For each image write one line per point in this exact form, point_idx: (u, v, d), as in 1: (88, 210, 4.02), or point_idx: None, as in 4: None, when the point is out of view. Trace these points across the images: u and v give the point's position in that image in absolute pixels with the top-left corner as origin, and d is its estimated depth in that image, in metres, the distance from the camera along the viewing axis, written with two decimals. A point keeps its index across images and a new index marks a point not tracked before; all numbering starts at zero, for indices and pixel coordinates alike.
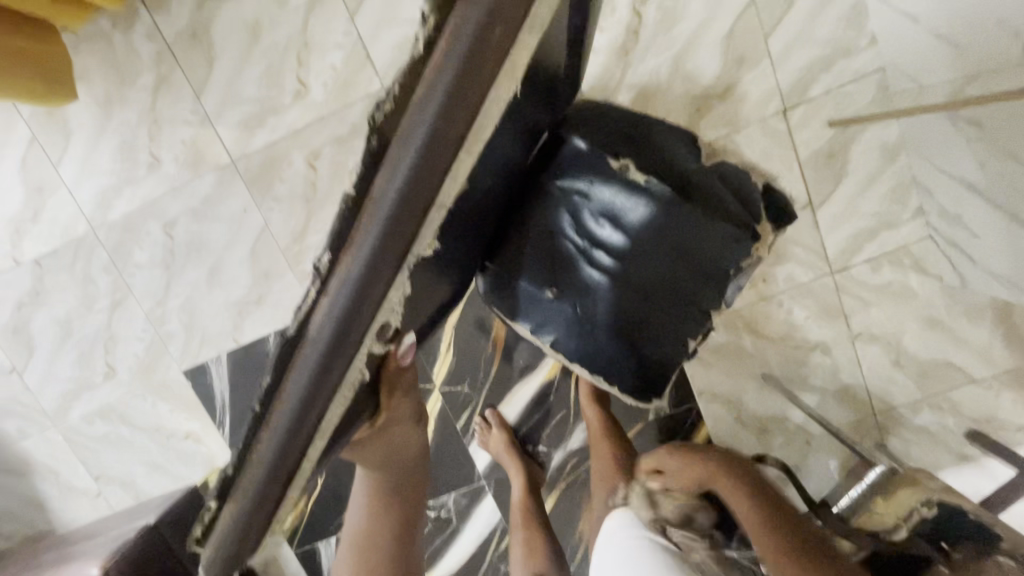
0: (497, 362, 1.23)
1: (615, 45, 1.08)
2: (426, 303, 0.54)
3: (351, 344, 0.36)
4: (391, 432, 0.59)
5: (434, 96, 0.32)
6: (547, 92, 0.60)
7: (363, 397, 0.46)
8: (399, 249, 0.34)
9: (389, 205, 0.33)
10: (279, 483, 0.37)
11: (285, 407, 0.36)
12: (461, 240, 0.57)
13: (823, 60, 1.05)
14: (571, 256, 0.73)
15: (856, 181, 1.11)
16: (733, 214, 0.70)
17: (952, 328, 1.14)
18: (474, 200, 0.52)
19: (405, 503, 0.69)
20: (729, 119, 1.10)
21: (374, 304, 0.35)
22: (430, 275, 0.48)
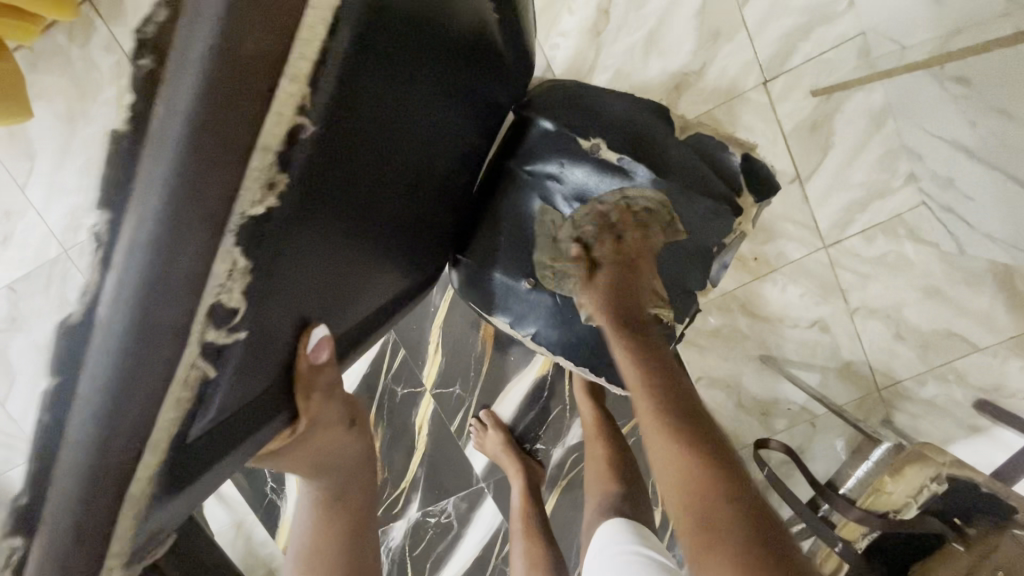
0: (488, 360, 1.20)
1: (587, 25, 1.05)
2: (353, 284, 0.51)
3: (164, 326, 0.32)
4: (316, 437, 0.58)
5: (206, 22, 0.28)
6: (488, 62, 0.57)
7: (253, 391, 0.42)
8: (197, 206, 0.30)
9: (172, 155, 0.29)
10: (109, 493, 0.33)
11: (83, 403, 0.31)
12: (398, 223, 0.54)
13: (801, 28, 1.02)
14: (546, 245, 0.70)
15: (843, 151, 1.08)
16: (709, 185, 0.69)
17: (953, 297, 1.10)
18: (399, 173, 0.49)
19: (354, 511, 0.67)
20: (709, 95, 1.07)
21: (186, 275, 0.31)
22: (338, 249, 0.45)
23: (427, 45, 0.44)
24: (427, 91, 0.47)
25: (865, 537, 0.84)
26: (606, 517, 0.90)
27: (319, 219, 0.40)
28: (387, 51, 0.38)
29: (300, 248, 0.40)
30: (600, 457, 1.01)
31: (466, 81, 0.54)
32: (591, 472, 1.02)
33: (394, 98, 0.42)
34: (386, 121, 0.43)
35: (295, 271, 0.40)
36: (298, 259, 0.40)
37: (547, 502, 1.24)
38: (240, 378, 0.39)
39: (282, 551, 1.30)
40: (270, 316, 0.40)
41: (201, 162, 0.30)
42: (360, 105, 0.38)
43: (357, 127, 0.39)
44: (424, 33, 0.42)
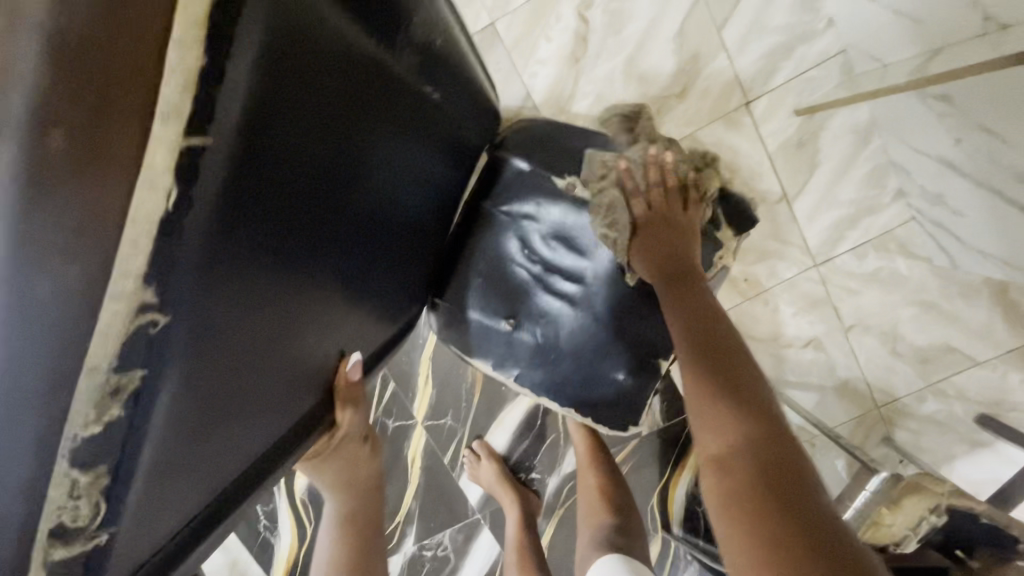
0: (479, 389, 1.19)
1: (565, 52, 1.04)
2: (300, 337, 0.50)
3: (31, 419, 0.32)
4: (343, 446, 0.66)
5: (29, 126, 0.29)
6: (447, 111, 0.57)
7: (192, 452, 0.42)
8: (49, 303, 0.31)
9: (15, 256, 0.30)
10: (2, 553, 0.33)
11: None
12: (354, 270, 0.53)
13: (782, 47, 1.01)
14: (526, 286, 0.69)
15: (829, 169, 1.07)
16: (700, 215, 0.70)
17: (949, 310, 1.08)
18: (341, 215, 0.48)
19: (363, 535, 0.71)
20: (691, 117, 1.06)
21: (45, 365, 0.32)
22: (275, 305, 0.44)
23: (351, 85, 0.43)
24: (361, 129, 0.47)
25: None
26: (600, 554, 0.88)
27: (244, 275, 0.40)
28: (294, 94, 0.38)
29: (232, 312, 0.40)
30: (593, 488, 0.98)
31: (415, 129, 0.53)
32: (584, 506, 0.99)
33: (317, 138, 0.42)
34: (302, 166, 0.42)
35: (225, 334, 0.40)
36: (225, 322, 0.40)
37: (544, 532, 1.21)
38: (157, 464, 0.39)
39: None
40: (200, 391, 0.40)
41: (50, 256, 0.31)
42: (267, 151, 0.38)
43: (268, 172, 0.39)
44: (342, 73, 0.42)
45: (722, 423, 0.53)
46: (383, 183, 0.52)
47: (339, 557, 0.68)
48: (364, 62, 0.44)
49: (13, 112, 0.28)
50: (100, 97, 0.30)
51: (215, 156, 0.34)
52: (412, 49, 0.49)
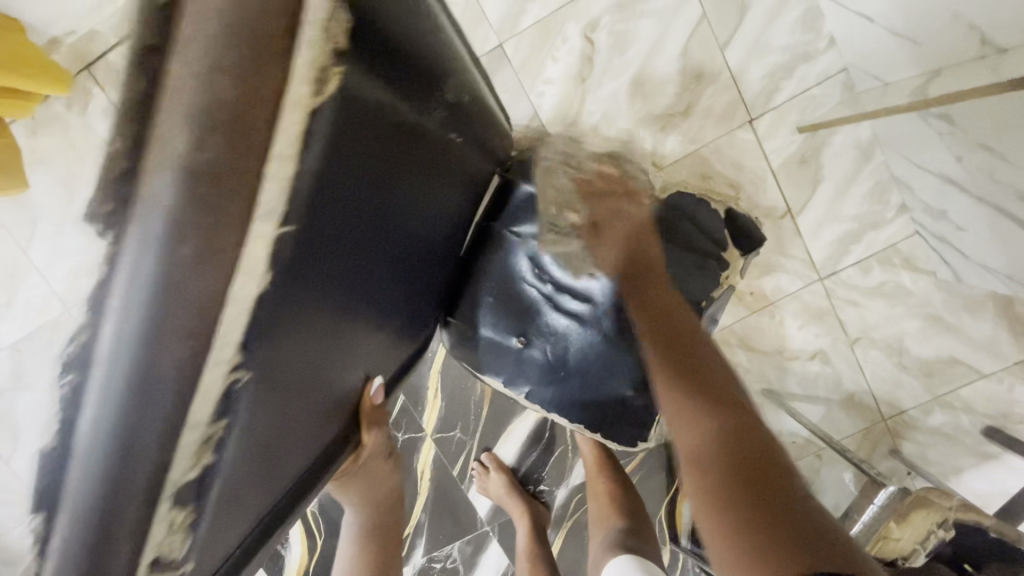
0: (488, 402, 1.20)
1: (571, 72, 1.07)
2: (338, 374, 0.50)
3: (130, 496, 0.32)
4: (370, 464, 0.68)
5: (159, 194, 0.30)
6: (468, 147, 0.59)
7: (253, 481, 0.43)
8: (157, 382, 0.32)
9: (137, 313, 0.30)
10: None
11: (61, 530, 0.31)
12: (386, 304, 0.54)
13: (784, 67, 1.04)
14: (536, 304, 0.71)
15: (833, 184, 1.08)
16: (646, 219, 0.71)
17: (953, 323, 1.09)
18: (381, 257, 0.50)
19: (385, 547, 0.72)
20: (696, 134, 1.08)
21: (153, 441, 0.32)
22: (331, 333, 0.46)
23: (398, 140, 0.45)
24: (409, 172, 0.49)
25: None
26: (614, 555, 0.86)
27: (300, 321, 0.41)
28: (355, 154, 0.40)
29: (290, 356, 0.41)
30: (602, 493, 1.00)
31: (442, 168, 0.55)
32: (593, 512, 1.00)
33: (370, 190, 0.44)
34: (367, 206, 0.44)
35: (286, 366, 0.41)
36: (280, 366, 0.40)
37: (553, 544, 1.22)
38: (217, 512, 0.39)
39: None
40: (257, 435, 0.41)
41: (165, 337, 0.31)
42: (332, 208, 0.39)
43: (330, 227, 0.40)
44: (392, 129, 0.44)
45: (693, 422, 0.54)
46: (424, 210, 0.54)
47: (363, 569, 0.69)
48: (410, 118, 0.46)
49: (157, 186, 0.30)
50: (225, 167, 0.31)
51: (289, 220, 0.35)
52: (445, 94, 0.51)
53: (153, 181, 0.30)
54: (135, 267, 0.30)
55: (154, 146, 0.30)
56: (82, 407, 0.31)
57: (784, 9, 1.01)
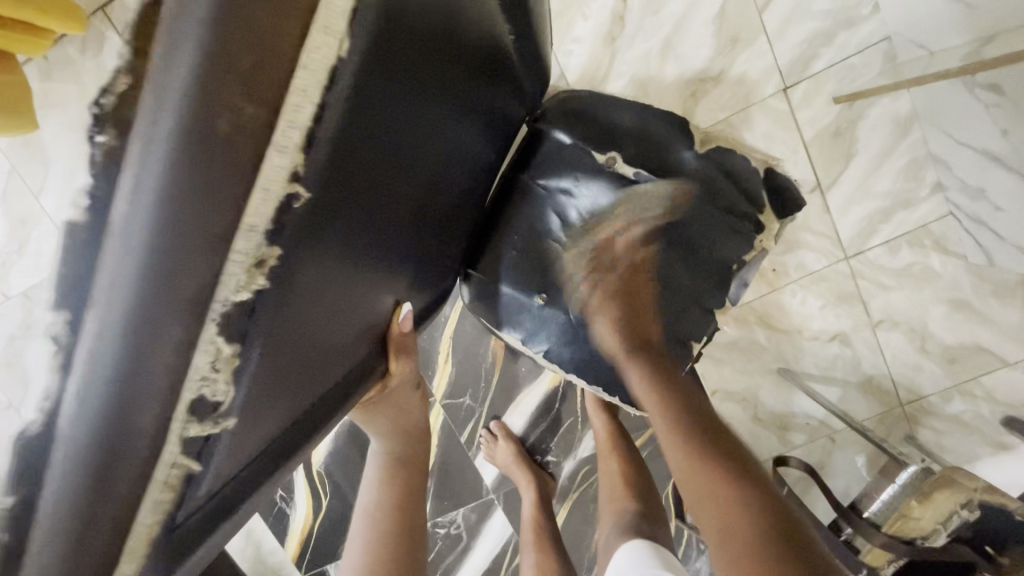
0: (501, 365, 1.18)
1: (602, 31, 1.03)
2: (367, 305, 0.50)
3: (154, 358, 0.32)
4: (395, 394, 0.66)
5: (188, 41, 0.29)
6: (507, 74, 0.57)
7: (275, 396, 0.43)
8: (165, 296, 0.32)
9: (160, 164, 0.30)
10: (124, 474, 0.33)
11: (86, 378, 0.32)
12: (417, 238, 0.54)
13: (824, 33, 0.99)
14: (561, 259, 0.69)
15: (867, 159, 1.04)
16: (683, 182, 0.66)
17: (981, 310, 1.04)
18: (414, 186, 0.48)
19: (409, 480, 0.71)
20: (727, 103, 1.04)
21: (163, 361, 0.33)
22: (359, 263, 0.45)
23: (435, 56, 0.43)
24: (442, 107, 0.47)
25: (891, 564, 0.83)
26: (625, 539, 0.84)
27: (332, 238, 0.41)
28: (393, 68, 0.38)
29: (310, 276, 0.40)
30: (615, 471, 0.97)
31: (478, 97, 0.53)
32: (606, 492, 0.97)
33: (405, 111, 0.42)
34: (399, 137, 0.43)
35: (306, 291, 0.40)
36: (305, 288, 0.40)
37: (558, 514, 1.22)
38: (246, 415, 0.40)
39: (290, 560, 1.29)
40: (271, 359, 0.40)
41: (171, 253, 0.31)
42: (368, 128, 0.39)
43: (366, 142, 0.39)
44: (433, 45, 0.42)
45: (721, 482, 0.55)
46: (462, 142, 0.54)
47: (389, 501, 0.68)
48: (452, 38, 0.44)
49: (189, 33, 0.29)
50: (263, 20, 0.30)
51: (328, 130, 0.35)
52: (493, 13, 0.48)
53: (161, 95, 0.30)
54: (145, 181, 0.30)
55: (171, 34, 0.29)
56: (109, 265, 0.31)
57: None
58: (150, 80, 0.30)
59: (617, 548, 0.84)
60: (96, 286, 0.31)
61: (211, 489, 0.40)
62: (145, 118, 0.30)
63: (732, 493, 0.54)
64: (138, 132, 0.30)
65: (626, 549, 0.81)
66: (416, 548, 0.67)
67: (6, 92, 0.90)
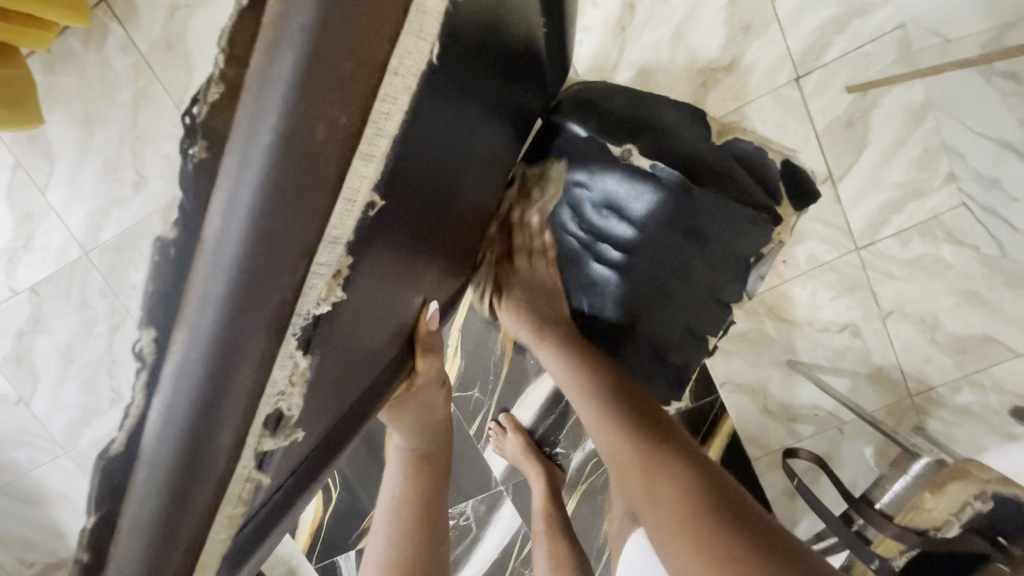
0: (509, 359, 1.17)
1: (611, 20, 1.02)
2: (401, 306, 0.50)
3: (237, 377, 0.31)
4: (423, 392, 0.65)
5: (291, 45, 0.28)
6: (535, 71, 0.57)
7: (321, 404, 0.42)
8: (254, 311, 0.31)
9: (257, 182, 0.30)
10: (202, 492, 0.32)
11: (168, 399, 0.32)
12: (446, 240, 0.53)
13: (837, 21, 0.97)
14: (576, 253, 0.71)
15: (881, 149, 1.03)
16: (707, 174, 0.65)
17: (992, 300, 1.04)
18: (455, 188, 0.49)
19: (435, 474, 0.71)
20: (739, 92, 1.03)
21: (247, 380, 0.32)
22: (404, 267, 0.46)
23: (483, 62, 0.44)
24: (483, 109, 0.48)
25: (903, 555, 0.82)
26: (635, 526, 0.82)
27: (380, 247, 0.40)
28: (442, 76, 0.38)
29: (364, 283, 0.39)
30: None
31: (508, 97, 0.53)
32: None
33: (449, 117, 0.42)
34: (450, 143, 0.44)
35: (362, 295, 0.40)
36: (369, 291, 0.41)
37: (567, 505, 1.23)
38: (303, 424, 0.40)
39: (301, 550, 1.30)
40: (325, 367, 0.39)
41: (262, 270, 0.30)
42: (427, 137, 0.39)
43: (417, 150, 0.39)
44: (480, 55, 0.43)
45: (656, 459, 0.53)
46: (491, 144, 0.54)
47: (414, 496, 0.69)
48: (495, 43, 0.45)
49: (295, 33, 0.28)
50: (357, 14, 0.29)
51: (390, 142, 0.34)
52: (527, 11, 0.49)
53: (263, 105, 0.29)
54: (241, 198, 0.30)
55: (274, 48, 0.29)
56: (197, 288, 0.31)
57: None
58: (251, 96, 0.30)
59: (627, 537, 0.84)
60: (186, 308, 0.31)
61: (266, 498, 0.39)
62: (246, 134, 0.30)
63: (659, 466, 0.52)
64: (237, 147, 0.30)
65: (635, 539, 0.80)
66: (440, 541, 0.69)
67: (10, 85, 0.89)
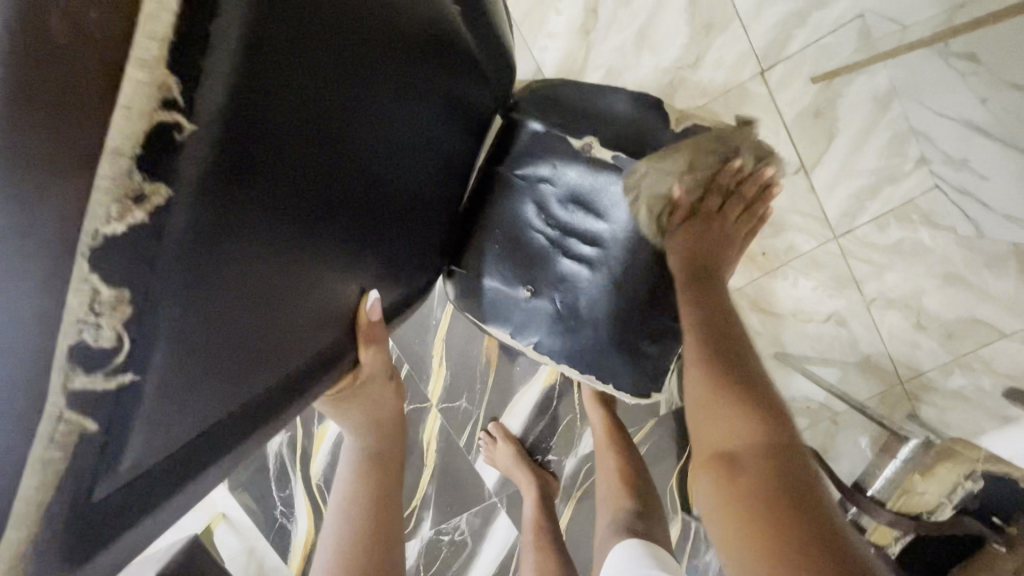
0: (495, 368, 1.16)
1: (576, 26, 1.04)
2: (319, 291, 0.49)
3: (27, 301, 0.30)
4: (368, 386, 0.66)
5: None
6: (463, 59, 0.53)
7: (210, 391, 0.41)
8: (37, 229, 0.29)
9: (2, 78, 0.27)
10: (4, 429, 0.30)
11: None
12: (363, 233, 0.51)
13: (797, 14, 0.99)
14: (545, 250, 0.69)
15: (850, 138, 1.03)
16: (671, 161, 0.65)
17: (973, 282, 1.03)
18: (349, 180, 0.46)
19: (387, 473, 0.70)
20: (706, 89, 1.04)
21: (34, 296, 0.30)
22: (294, 262, 0.43)
23: (350, 41, 0.40)
24: (370, 96, 0.44)
25: (898, 541, 0.81)
26: (617, 541, 0.81)
27: (254, 226, 0.38)
28: (289, 38, 0.35)
29: (224, 268, 0.36)
30: (613, 468, 0.94)
31: (425, 84, 0.50)
32: (603, 489, 0.95)
33: (306, 100, 0.38)
34: (317, 128, 0.40)
35: (227, 281, 0.37)
36: (225, 276, 0.37)
37: (563, 514, 1.21)
38: (169, 404, 0.37)
39: None
40: (196, 330, 0.36)
41: (29, 173, 0.28)
42: (273, 122, 0.36)
43: (262, 135, 0.35)
44: (339, 34, 0.39)
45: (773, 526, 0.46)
46: (409, 125, 0.50)
47: (367, 494, 0.67)
48: (367, 22, 0.40)
49: None
50: None
51: (213, 97, 0.31)
52: None
53: None
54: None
55: None
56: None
57: None
58: None
59: (615, 543, 0.82)
60: None
61: (134, 469, 0.36)
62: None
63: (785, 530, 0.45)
64: None
65: (623, 547, 0.79)
66: (394, 540, 0.67)
67: None
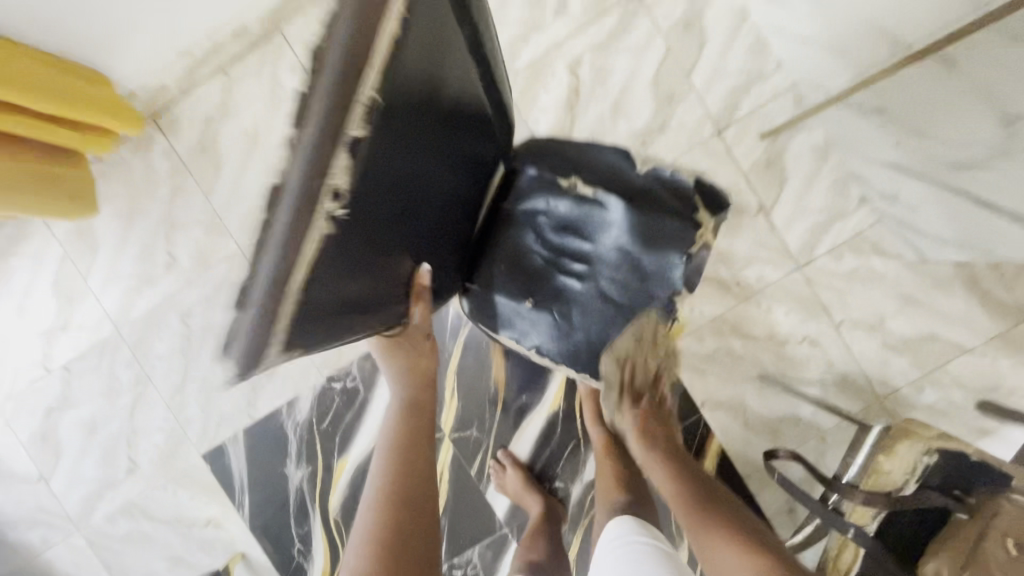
0: (500, 407, 1.27)
1: (562, 101, 1.26)
2: (387, 271, 0.63)
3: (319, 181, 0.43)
4: (411, 335, 0.80)
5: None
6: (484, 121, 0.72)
7: (327, 312, 0.54)
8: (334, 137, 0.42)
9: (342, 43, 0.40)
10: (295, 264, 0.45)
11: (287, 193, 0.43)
12: (416, 237, 0.65)
13: (741, 86, 1.22)
14: (544, 267, 0.84)
15: (799, 182, 1.22)
16: (636, 196, 0.81)
17: (929, 303, 1.18)
18: (416, 196, 0.61)
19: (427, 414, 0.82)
20: (673, 147, 1.24)
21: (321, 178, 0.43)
22: (377, 249, 0.57)
23: (430, 103, 0.56)
24: (434, 138, 0.60)
25: (875, 519, 0.89)
26: (613, 519, 0.90)
27: (364, 223, 0.52)
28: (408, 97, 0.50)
29: (354, 233, 0.51)
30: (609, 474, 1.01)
31: (461, 132, 0.67)
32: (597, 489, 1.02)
33: (405, 142, 0.53)
34: (405, 161, 0.55)
35: (354, 246, 0.52)
36: (356, 236, 0.52)
37: (571, 542, 1.25)
38: (334, 284, 0.52)
39: None
40: (344, 258, 0.51)
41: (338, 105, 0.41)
42: (386, 154, 0.51)
43: (381, 162, 0.50)
44: (426, 99, 0.55)
45: None
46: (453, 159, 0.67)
47: (409, 427, 0.79)
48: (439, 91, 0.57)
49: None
50: None
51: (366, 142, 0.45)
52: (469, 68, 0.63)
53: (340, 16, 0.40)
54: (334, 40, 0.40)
55: None
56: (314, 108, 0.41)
57: (736, 40, 1.21)
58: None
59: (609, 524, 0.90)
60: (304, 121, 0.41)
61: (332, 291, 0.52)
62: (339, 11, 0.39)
63: None
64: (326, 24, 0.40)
65: (616, 527, 0.87)
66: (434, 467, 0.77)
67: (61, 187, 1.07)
